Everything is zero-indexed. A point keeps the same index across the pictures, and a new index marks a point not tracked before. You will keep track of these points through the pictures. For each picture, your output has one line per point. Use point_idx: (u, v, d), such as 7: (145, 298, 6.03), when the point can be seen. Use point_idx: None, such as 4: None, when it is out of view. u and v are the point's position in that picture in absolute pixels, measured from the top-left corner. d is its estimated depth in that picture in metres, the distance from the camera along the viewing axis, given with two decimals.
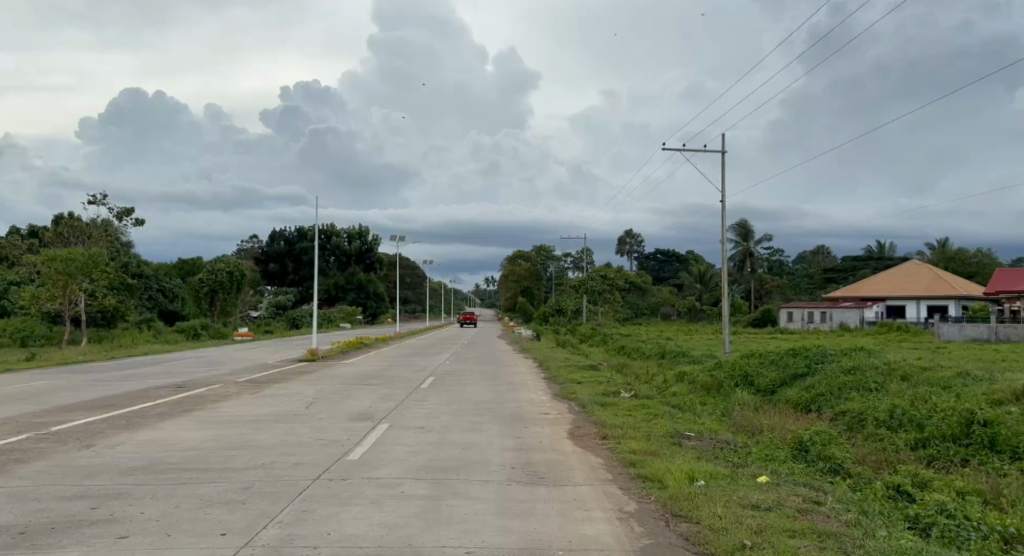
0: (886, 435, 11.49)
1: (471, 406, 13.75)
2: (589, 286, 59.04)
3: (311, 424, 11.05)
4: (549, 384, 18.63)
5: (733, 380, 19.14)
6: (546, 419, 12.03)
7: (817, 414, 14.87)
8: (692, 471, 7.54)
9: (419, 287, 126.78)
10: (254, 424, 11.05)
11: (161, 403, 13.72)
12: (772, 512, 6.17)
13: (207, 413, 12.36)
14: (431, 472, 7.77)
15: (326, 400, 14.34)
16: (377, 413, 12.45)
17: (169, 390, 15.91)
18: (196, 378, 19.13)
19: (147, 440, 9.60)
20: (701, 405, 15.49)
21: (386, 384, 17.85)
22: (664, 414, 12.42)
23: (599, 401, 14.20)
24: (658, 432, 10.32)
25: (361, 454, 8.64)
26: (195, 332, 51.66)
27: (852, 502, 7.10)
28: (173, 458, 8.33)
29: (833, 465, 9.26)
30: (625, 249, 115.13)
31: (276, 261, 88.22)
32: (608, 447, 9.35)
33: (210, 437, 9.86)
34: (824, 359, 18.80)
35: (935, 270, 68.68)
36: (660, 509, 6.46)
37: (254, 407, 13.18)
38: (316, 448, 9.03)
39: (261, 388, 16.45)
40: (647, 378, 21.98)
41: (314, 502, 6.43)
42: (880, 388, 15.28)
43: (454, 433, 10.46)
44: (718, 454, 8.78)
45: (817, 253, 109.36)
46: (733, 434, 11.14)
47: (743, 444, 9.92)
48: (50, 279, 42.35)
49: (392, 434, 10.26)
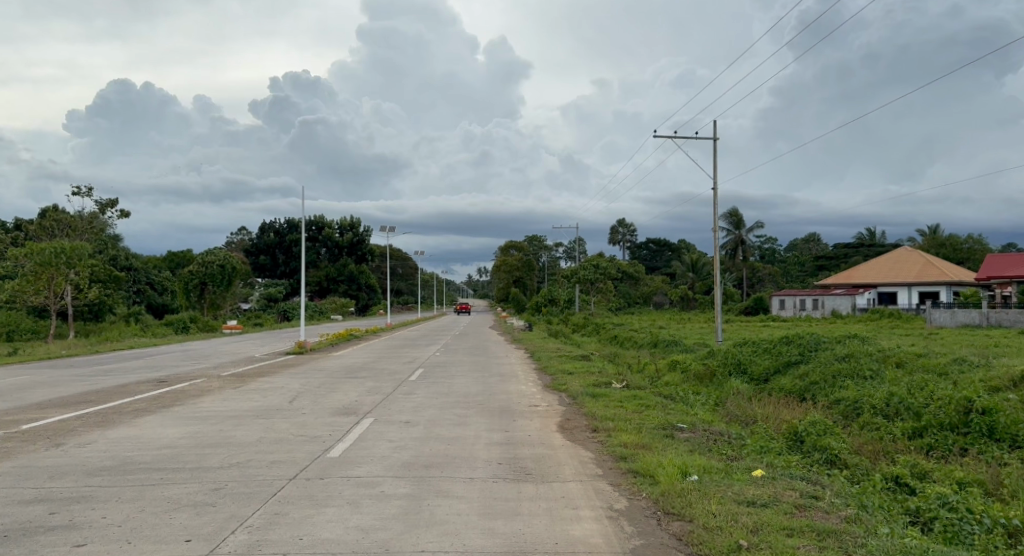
0: (883, 424, 11.26)
1: (459, 398, 13.52)
2: (581, 275, 57.64)
3: (292, 419, 10.73)
4: (540, 375, 18.35)
5: (726, 368, 18.97)
6: (535, 412, 11.73)
7: (811, 403, 14.65)
8: (685, 465, 7.22)
9: (411, 277, 126.16)
10: (234, 420, 10.71)
11: (140, 398, 13.36)
12: (767, 508, 5.90)
13: (185, 409, 12.00)
14: (414, 469, 7.44)
15: (312, 393, 14.09)
16: (362, 407, 12.12)
17: (150, 385, 15.53)
18: (180, 372, 18.74)
19: (120, 438, 9.25)
20: (695, 395, 15.24)
21: (374, 377, 17.59)
22: (655, 405, 12.14)
23: (590, 392, 13.88)
24: (651, 424, 10.03)
25: (341, 451, 8.32)
26: (184, 325, 51.31)
27: (851, 496, 6.83)
28: (144, 457, 7.96)
29: (829, 456, 9.01)
30: (617, 237, 114.78)
31: (266, 253, 87.58)
32: (600, 440, 9.03)
33: (188, 434, 9.50)
34: (816, 347, 18.60)
35: (926, 256, 68.91)
36: (651, 507, 6.17)
37: (237, 401, 12.85)
38: (296, 446, 8.67)
39: (245, 382, 16.06)
40: (640, 368, 21.74)
41: (288, 504, 6.10)
42: (875, 376, 15.11)
43: (441, 427, 10.15)
44: (712, 446, 8.46)
45: (808, 240, 109.48)
46: (726, 425, 10.91)
47: (737, 435, 9.66)
48: (35, 273, 41.73)
49: (376, 429, 9.91)
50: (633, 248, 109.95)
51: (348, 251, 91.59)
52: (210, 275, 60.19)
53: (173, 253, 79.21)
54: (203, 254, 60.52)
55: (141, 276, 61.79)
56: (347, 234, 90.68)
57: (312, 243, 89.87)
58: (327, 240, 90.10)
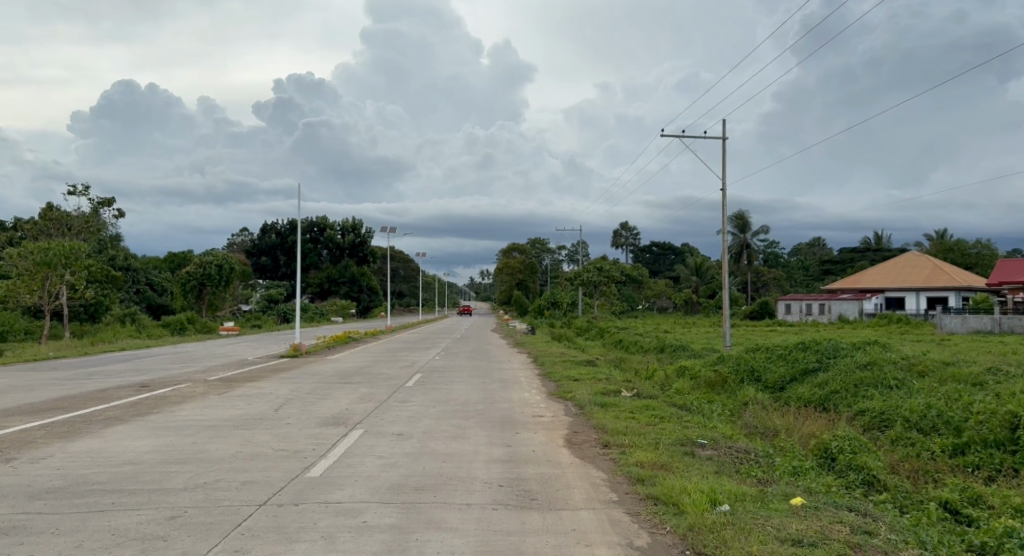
0: (918, 440, 10.32)
1: (458, 407, 12.52)
2: (584, 278, 56.72)
3: (274, 430, 9.81)
4: (544, 382, 17.40)
5: (738, 376, 18.05)
6: (539, 423, 10.79)
7: (832, 414, 13.74)
8: (713, 491, 6.32)
9: (413, 280, 125.36)
10: (209, 432, 9.76)
11: (116, 405, 12.45)
12: (816, 549, 4.98)
13: (161, 418, 11.09)
14: (403, 493, 6.53)
15: (300, 401, 13.12)
16: (353, 417, 11.18)
17: (131, 390, 14.57)
18: (166, 376, 17.85)
19: (80, 451, 8.34)
20: (708, 404, 14.35)
21: (368, 382, 16.61)
22: (670, 416, 11.23)
23: (598, 401, 12.95)
24: (668, 439, 9.11)
25: (323, 470, 7.41)
26: (181, 327, 50.49)
27: (908, 530, 5.90)
28: (100, 476, 7.03)
29: (867, 477, 8.16)
30: (620, 241, 113.93)
31: (268, 254, 86.67)
32: (613, 459, 8.11)
33: (157, 448, 8.59)
34: (834, 353, 17.67)
35: (934, 261, 67.84)
36: (679, 544, 5.26)
37: (218, 410, 11.91)
38: (271, 463, 7.74)
39: (232, 387, 15.14)
40: (647, 374, 20.86)
41: (252, 538, 5.20)
42: (900, 385, 14.19)
43: (437, 441, 9.23)
44: (738, 467, 7.53)
45: (813, 245, 108.64)
46: (749, 440, 10.01)
47: (765, 453, 8.74)
48: (29, 272, 40.91)
49: (365, 443, 8.99)
50: (637, 251, 108.96)
51: (350, 253, 90.84)
52: (208, 275, 59.47)
53: (173, 253, 78.56)
54: (202, 254, 59.84)
55: (140, 277, 60.97)
56: (349, 235, 89.93)
57: (313, 244, 89.00)
58: (329, 242, 89.19)
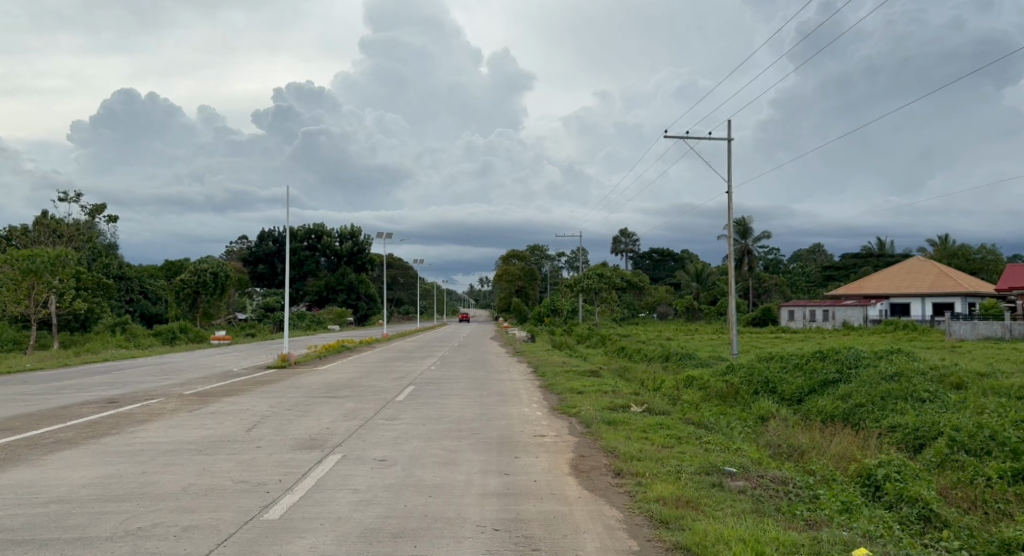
0: (970, 463, 9.11)
1: (450, 426, 11.28)
2: (585, 285, 55.62)
3: (240, 456, 8.63)
4: (545, 395, 16.18)
5: (752, 387, 16.88)
6: (541, 445, 9.60)
7: (860, 430, 12.52)
8: (757, 540, 5.13)
9: (411, 287, 123.68)
10: (166, 458, 8.55)
11: (72, 425, 11.26)
12: None
13: (118, 439, 9.89)
14: (377, 542, 5.34)
15: (277, 418, 11.91)
16: (332, 438, 9.98)
17: (95, 407, 13.30)
18: (140, 389, 16.61)
19: (8, 484, 7.17)
20: (723, 419, 13.18)
21: (356, 396, 15.41)
22: (687, 436, 10.09)
23: (606, 417, 11.73)
24: (690, 466, 7.94)
25: (283, 509, 6.21)
26: (171, 336, 49.09)
27: None
28: (13, 522, 5.81)
29: (924, 511, 6.98)
30: (620, 247, 112.73)
31: (265, 262, 85.47)
32: (628, 492, 6.93)
33: (97, 480, 7.37)
34: (856, 362, 16.43)
35: (939, 266, 66.62)
36: None
37: (185, 430, 10.70)
38: (225, 500, 6.53)
39: (206, 403, 13.86)
40: (654, 384, 19.68)
41: None
42: (934, 398, 12.95)
43: (423, 469, 8.02)
44: (778, 504, 6.37)
45: (813, 251, 107.51)
46: (782, 465, 8.81)
47: (803, 482, 7.54)
48: (14, 281, 39.53)
49: (340, 472, 7.78)
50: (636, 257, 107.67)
51: (347, 260, 89.64)
52: (202, 283, 58.06)
53: (168, 261, 77.25)
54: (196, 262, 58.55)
55: (134, 285, 59.95)
56: (347, 243, 88.79)
57: (310, 252, 87.66)
58: (326, 249, 87.77)
